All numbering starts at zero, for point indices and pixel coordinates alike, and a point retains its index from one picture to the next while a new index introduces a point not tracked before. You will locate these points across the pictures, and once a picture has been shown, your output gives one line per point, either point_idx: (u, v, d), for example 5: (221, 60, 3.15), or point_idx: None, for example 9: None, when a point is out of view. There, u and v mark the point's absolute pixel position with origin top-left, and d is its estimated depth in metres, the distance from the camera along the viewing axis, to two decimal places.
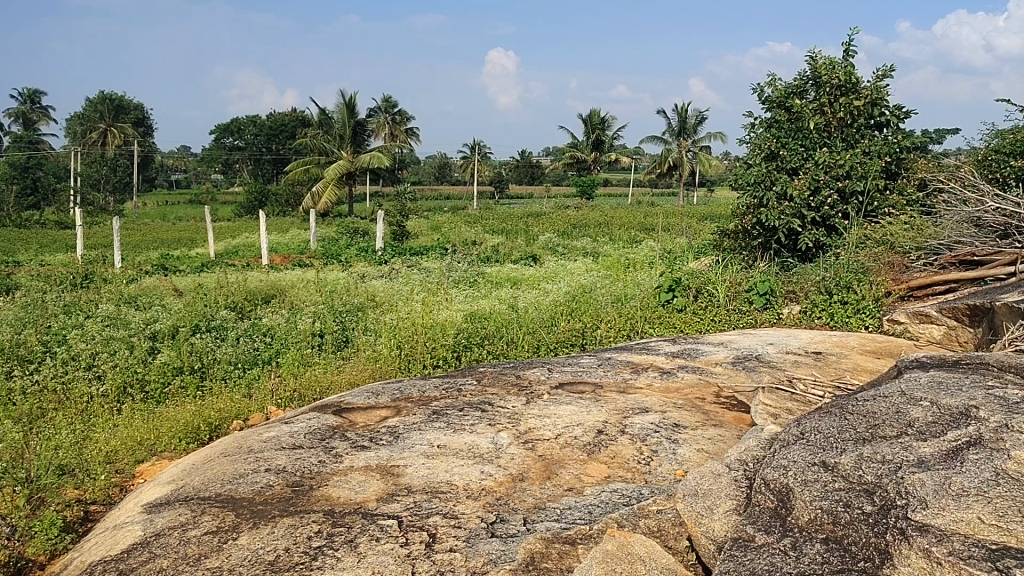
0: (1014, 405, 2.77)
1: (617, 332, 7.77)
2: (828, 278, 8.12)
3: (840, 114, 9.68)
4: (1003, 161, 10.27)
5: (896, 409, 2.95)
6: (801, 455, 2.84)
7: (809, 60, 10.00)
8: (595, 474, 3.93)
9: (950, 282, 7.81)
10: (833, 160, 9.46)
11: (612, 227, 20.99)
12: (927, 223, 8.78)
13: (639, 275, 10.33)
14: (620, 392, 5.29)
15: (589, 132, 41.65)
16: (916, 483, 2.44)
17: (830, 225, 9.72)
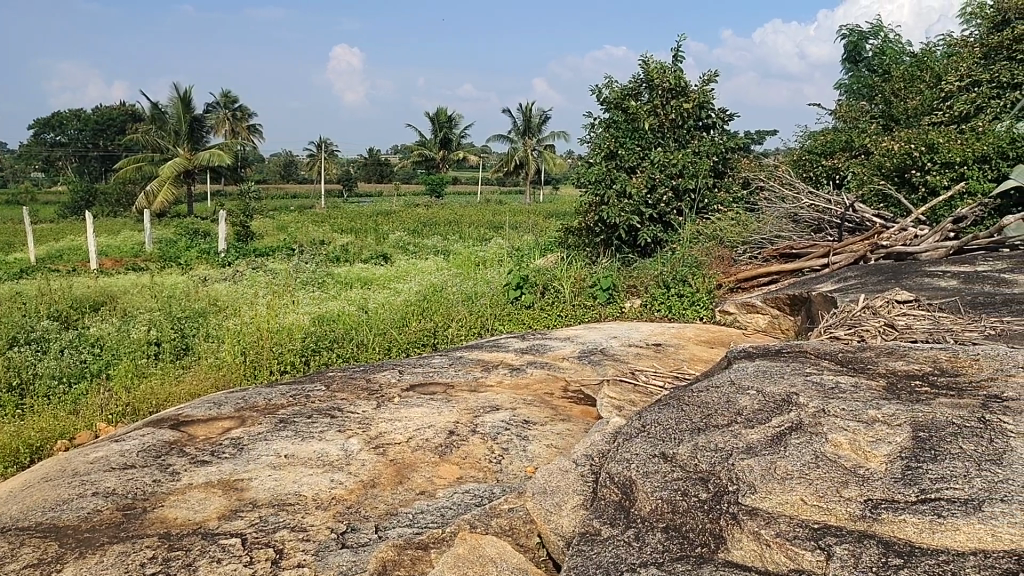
0: (830, 390, 2.91)
1: (468, 331, 7.74)
2: (665, 272, 8.49)
3: (672, 116, 10.20)
4: (815, 161, 11.11)
5: (727, 399, 3.06)
6: (642, 447, 2.89)
7: (643, 64, 10.39)
8: (447, 475, 3.88)
9: (773, 275, 8.31)
10: (668, 159, 9.93)
11: (460, 225, 20.99)
12: (751, 219, 9.40)
13: (489, 272, 10.37)
14: (471, 391, 5.27)
15: (436, 131, 41.45)
16: (745, 469, 2.52)
17: (667, 222, 10.16)
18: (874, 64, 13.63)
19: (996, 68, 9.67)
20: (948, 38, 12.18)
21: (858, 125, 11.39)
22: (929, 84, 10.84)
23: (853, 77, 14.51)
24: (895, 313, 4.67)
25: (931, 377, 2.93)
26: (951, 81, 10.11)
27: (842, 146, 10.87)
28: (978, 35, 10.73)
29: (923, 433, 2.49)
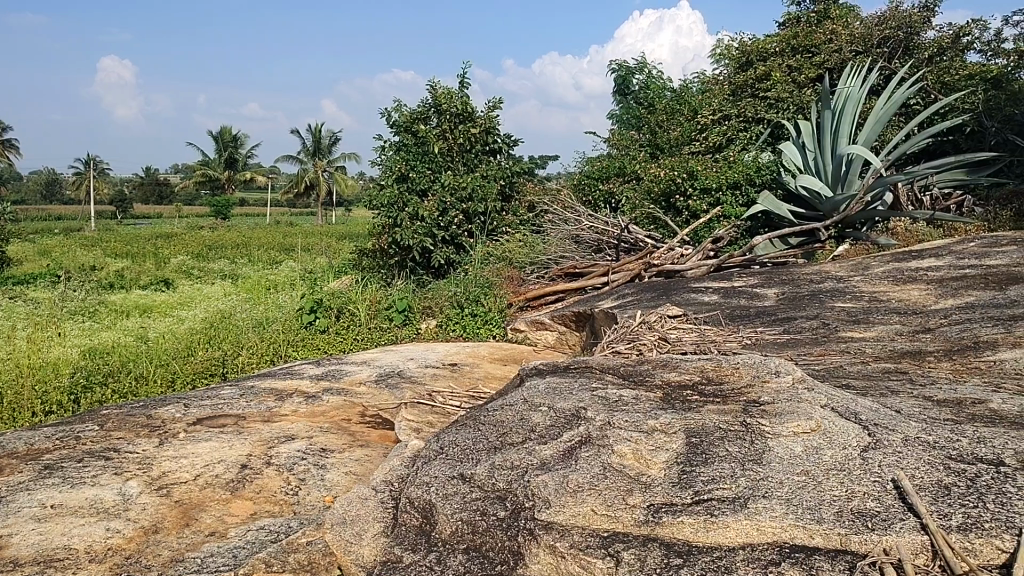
0: (614, 403, 3.01)
1: (259, 359, 7.38)
2: (459, 293, 8.62)
3: (460, 140, 10.47)
4: (593, 186, 11.72)
5: (520, 416, 3.10)
6: (441, 469, 2.88)
7: (430, 89, 10.54)
8: (239, 512, 3.68)
9: (559, 293, 8.69)
10: (458, 183, 10.12)
11: (249, 247, 20.12)
12: (537, 240, 9.78)
13: (281, 297, 10.01)
14: (264, 422, 5.03)
15: (220, 150, 39.51)
16: (540, 485, 2.55)
17: (459, 244, 10.32)
18: (639, 96, 14.66)
19: (742, 104, 10.76)
20: (702, 75, 13.36)
21: (629, 152, 12.16)
22: (688, 117, 11.83)
23: (623, 107, 15.57)
24: (668, 327, 5.04)
25: (700, 387, 3.15)
26: (706, 115, 11.08)
27: (616, 172, 11.58)
28: (726, 74, 11.87)
29: (696, 439, 2.63)
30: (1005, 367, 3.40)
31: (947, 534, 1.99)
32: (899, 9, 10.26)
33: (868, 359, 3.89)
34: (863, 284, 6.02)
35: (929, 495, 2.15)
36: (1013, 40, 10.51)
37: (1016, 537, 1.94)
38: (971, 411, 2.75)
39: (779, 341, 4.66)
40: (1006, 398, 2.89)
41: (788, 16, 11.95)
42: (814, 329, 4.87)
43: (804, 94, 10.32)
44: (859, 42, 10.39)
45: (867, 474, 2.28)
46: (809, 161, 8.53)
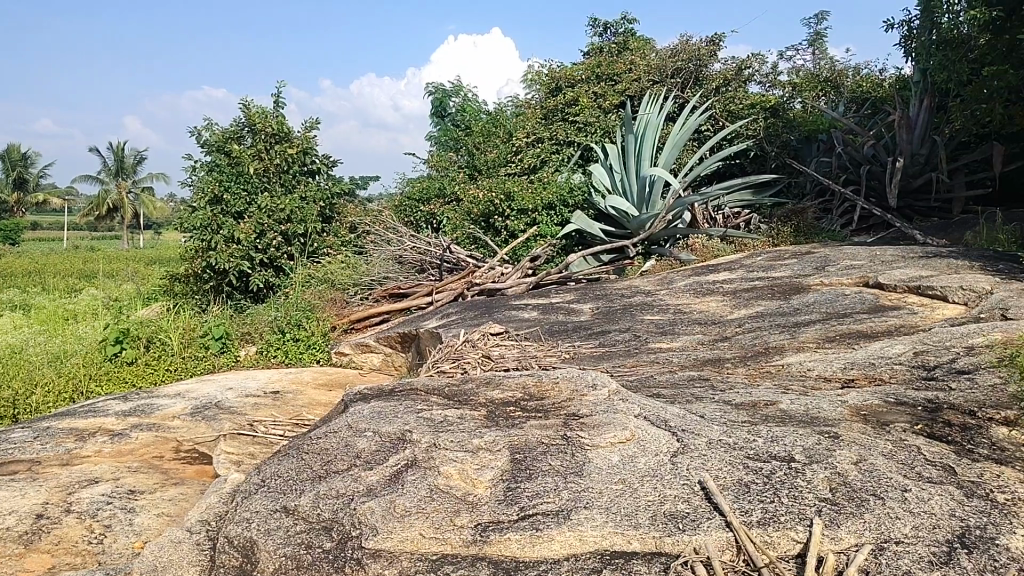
0: (440, 424, 2.96)
1: (58, 397, 6.76)
2: (280, 317, 8.32)
3: (277, 161, 10.17)
4: (415, 207, 11.76)
5: (345, 443, 2.99)
6: (263, 503, 2.72)
7: (243, 108, 10.21)
8: (35, 568, 3.35)
9: (384, 314, 8.63)
10: (275, 205, 9.85)
11: (43, 275, 18.50)
12: (360, 261, 9.68)
13: (81, 328, 9.26)
14: (62, 466, 4.61)
15: (5, 169, 36.08)
16: (367, 511, 2.48)
17: (278, 266, 10.01)
18: (456, 119, 14.90)
19: (554, 127, 11.18)
20: (516, 100, 13.77)
21: (448, 173, 12.28)
22: (504, 139, 12.17)
23: (441, 129, 15.77)
24: (490, 345, 5.13)
25: (523, 403, 3.20)
26: (521, 138, 11.41)
27: (437, 193, 11.68)
28: (538, 99, 12.30)
29: (520, 455, 2.64)
30: (792, 369, 3.74)
31: (749, 529, 2.15)
32: (689, 42, 11.04)
33: (675, 368, 4.15)
34: (669, 297, 6.41)
35: (732, 494, 2.32)
36: (788, 73, 11.65)
37: (808, 528, 2.13)
38: (765, 412, 2.99)
39: (595, 355, 4.86)
40: (792, 398, 3.19)
41: (593, 45, 12.58)
42: (627, 341, 5.12)
43: (609, 119, 10.92)
44: (656, 71, 11.13)
45: (677, 478, 2.41)
46: (616, 182, 8.95)
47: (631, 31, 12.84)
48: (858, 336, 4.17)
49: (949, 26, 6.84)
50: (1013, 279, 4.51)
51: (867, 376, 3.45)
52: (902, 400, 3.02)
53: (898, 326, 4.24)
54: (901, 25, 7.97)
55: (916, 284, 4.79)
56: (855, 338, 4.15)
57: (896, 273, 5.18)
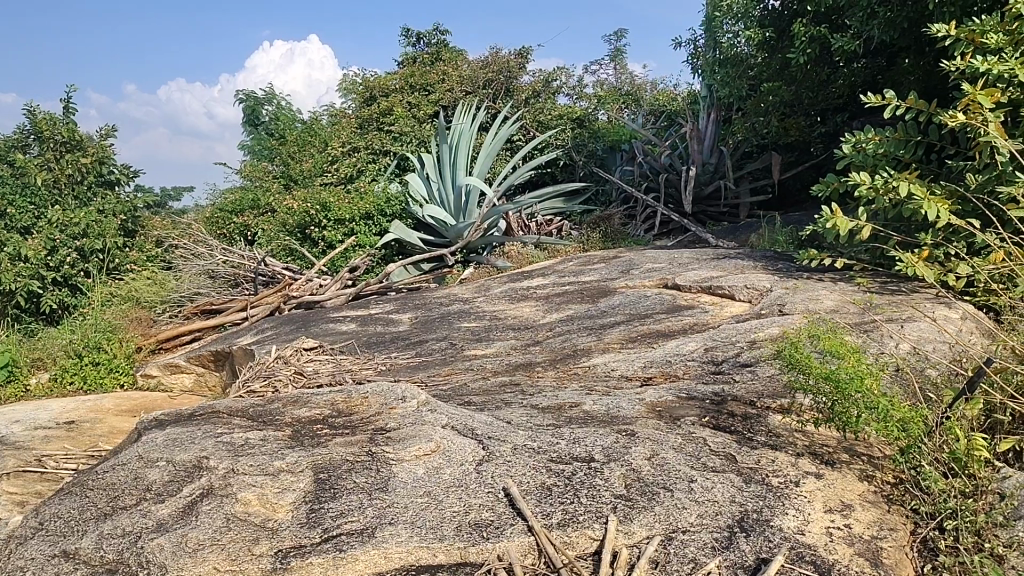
0: (239, 448, 2.78)
1: None
2: (76, 340, 7.61)
3: (68, 171, 9.49)
4: (227, 218, 11.24)
5: (135, 475, 2.72)
6: (39, 549, 2.42)
7: (27, 113, 9.41)
8: None
9: (195, 332, 8.14)
10: (68, 219, 9.09)
11: None
12: (167, 276, 9.10)
13: None
14: None
15: None
16: (155, 548, 2.25)
17: (73, 285, 9.22)
18: (269, 128, 14.44)
19: (369, 136, 11.04)
20: (331, 109, 13.51)
21: (262, 184, 11.84)
22: (320, 149, 11.92)
23: (253, 138, 15.21)
24: (303, 360, 4.96)
25: (330, 420, 3.10)
26: (336, 147, 11.20)
27: (250, 205, 11.25)
28: (353, 107, 12.14)
29: (324, 474, 2.52)
30: (597, 370, 3.88)
31: (549, 531, 2.19)
32: (499, 55, 11.29)
33: (488, 374, 4.20)
34: (486, 304, 6.49)
35: (534, 498, 2.35)
36: (593, 87, 12.19)
37: (604, 525, 2.21)
38: (568, 414, 3.09)
39: (411, 365, 4.82)
40: (595, 398, 3.30)
41: (406, 55, 12.58)
42: (443, 349, 5.13)
43: (424, 129, 10.95)
44: (468, 82, 11.29)
45: (482, 487, 2.41)
46: (433, 190, 8.97)
47: (444, 43, 12.97)
48: (657, 335, 4.41)
49: (729, 44, 7.41)
50: (790, 277, 4.92)
51: (664, 373, 3.65)
52: (693, 395, 3.22)
53: (693, 324, 4.51)
54: (688, 43, 8.55)
55: (709, 284, 5.13)
56: (654, 338, 4.37)
57: (691, 274, 5.52)
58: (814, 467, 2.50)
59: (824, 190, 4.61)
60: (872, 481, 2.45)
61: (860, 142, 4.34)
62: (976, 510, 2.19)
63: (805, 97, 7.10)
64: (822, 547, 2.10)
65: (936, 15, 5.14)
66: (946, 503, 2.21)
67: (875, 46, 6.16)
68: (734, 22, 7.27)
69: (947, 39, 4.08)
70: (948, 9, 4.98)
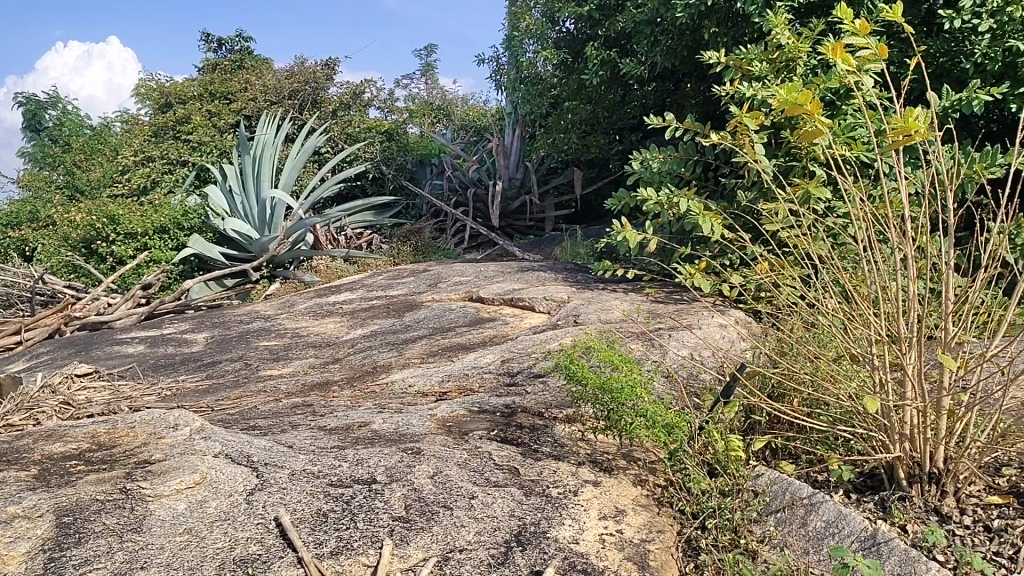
0: None
1: None
2: None
3: None
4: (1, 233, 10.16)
5: None
6: None
7: None
8: None
9: None
10: None
11: None
12: None
13: None
14: None
15: None
16: None
17: None
18: (53, 136, 13.28)
19: (164, 146, 10.37)
20: (123, 115, 12.61)
21: (42, 196, 10.84)
22: (110, 158, 11.10)
23: (34, 146, 13.92)
24: (76, 387, 4.52)
25: (87, 454, 2.80)
26: (127, 156, 10.43)
27: (28, 218, 10.26)
28: (147, 115, 11.39)
29: (68, 518, 2.24)
30: (394, 386, 3.80)
31: (321, 562, 2.05)
32: (304, 65, 10.99)
33: (280, 396, 3.99)
34: (288, 320, 6.23)
35: (307, 526, 2.21)
36: (403, 101, 12.16)
37: (379, 550, 2.11)
38: (356, 435, 2.97)
39: (200, 388, 4.52)
40: (385, 416, 3.22)
41: (205, 61, 11.98)
42: (236, 370, 4.85)
43: (225, 139, 10.43)
44: (272, 92, 10.91)
45: (251, 519, 2.24)
46: (235, 203, 8.51)
47: (247, 50, 12.49)
48: (455, 349, 4.39)
49: (529, 63, 7.61)
50: (586, 289, 5.08)
51: (459, 388, 3.62)
52: (485, 408, 3.21)
53: (492, 337, 4.53)
54: (492, 61, 8.70)
55: (510, 296, 5.20)
56: (454, 351, 4.35)
57: (493, 288, 5.57)
58: (592, 475, 2.55)
59: (615, 205, 4.78)
60: (645, 485, 2.55)
61: (646, 159, 4.55)
62: (733, 509, 2.32)
63: (601, 116, 7.41)
64: (594, 555, 2.13)
65: (710, 44, 5.53)
66: (708, 503, 2.32)
67: (661, 71, 6.51)
68: (533, 42, 7.48)
69: (718, 66, 4.35)
70: (721, 39, 5.37)
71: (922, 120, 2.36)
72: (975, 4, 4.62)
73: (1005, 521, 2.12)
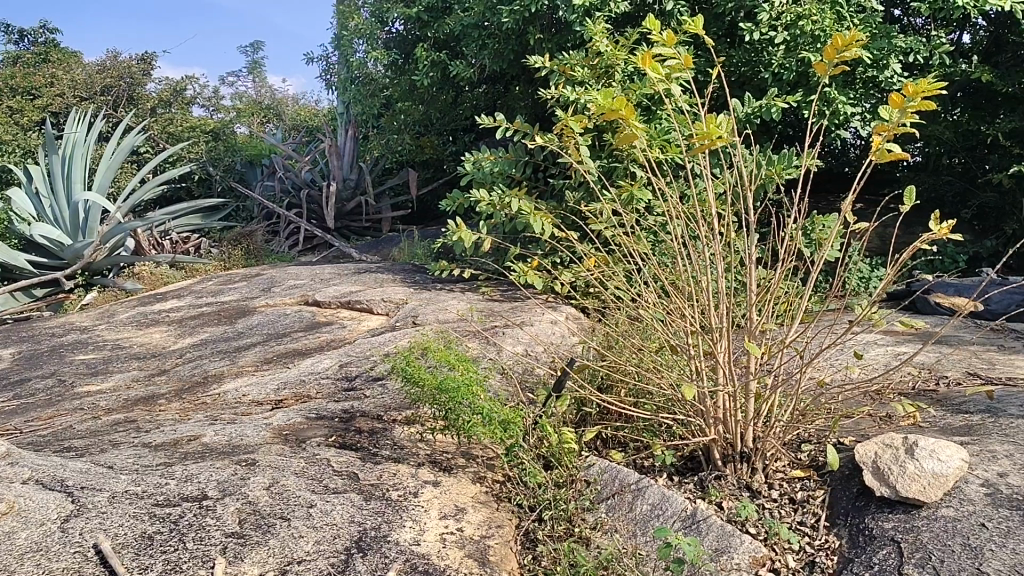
0: None
1: None
2: None
3: None
4: None
5: None
6: None
7: None
8: None
9: None
10: None
11: None
12: None
13: None
14: None
15: None
16: None
17: None
18: None
19: None
20: None
21: None
22: None
23: None
24: None
25: None
26: None
27: None
28: None
29: None
30: (226, 397, 3.65)
31: None
32: (118, 59, 10.32)
33: (100, 413, 3.73)
34: (107, 332, 5.84)
35: (131, 551, 2.08)
36: (230, 100, 11.68)
37: (211, 569, 2.03)
38: (184, 450, 2.84)
39: (7, 409, 4.15)
40: (216, 429, 3.09)
41: (3, 53, 10.99)
42: (49, 388, 4.49)
43: (29, 137, 9.59)
44: (82, 87, 10.17)
45: (66, 547, 2.08)
46: (43, 207, 7.85)
47: (53, 42, 11.58)
48: (291, 355, 4.28)
49: (360, 63, 7.52)
50: (424, 289, 5.11)
51: (296, 395, 3.52)
52: (322, 415, 3.15)
53: (330, 341, 4.46)
54: (321, 60, 8.52)
55: (347, 299, 5.12)
56: (290, 358, 4.23)
57: (330, 291, 5.48)
58: (431, 475, 2.57)
59: (450, 205, 4.82)
60: (484, 482, 2.61)
61: (479, 160, 4.62)
62: (567, 499, 2.46)
63: (434, 117, 7.45)
64: (435, 554, 2.14)
65: (536, 49, 5.69)
66: (545, 495, 2.44)
67: (490, 74, 6.62)
68: (363, 42, 7.39)
69: (543, 70, 4.47)
70: (545, 45, 5.54)
71: (725, 125, 2.53)
72: (772, 18, 5.00)
73: (807, 492, 2.33)
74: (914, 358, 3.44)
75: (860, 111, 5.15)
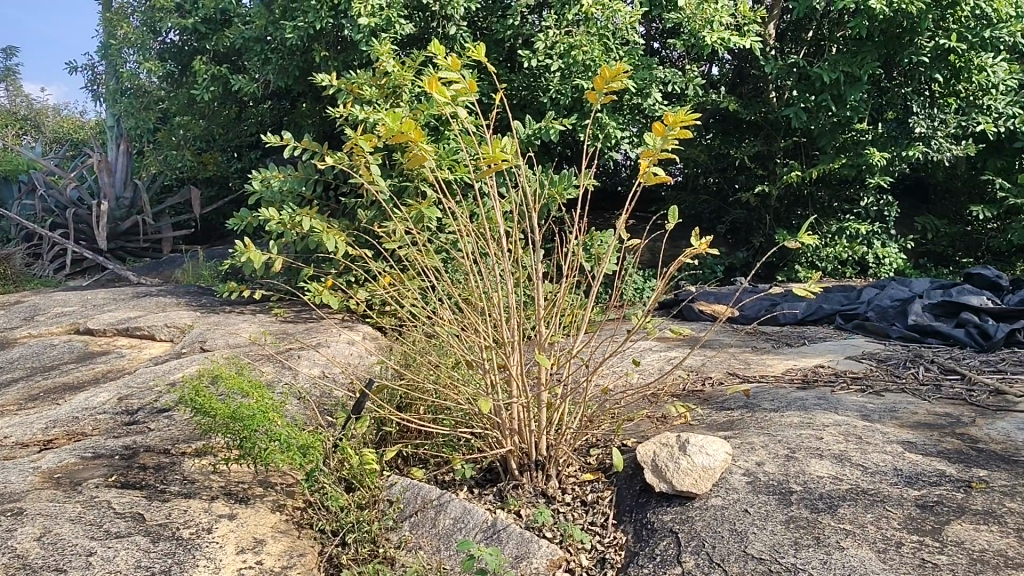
0: None
1: None
2: None
3: None
4: None
5: None
6: None
7: None
8: None
9: None
10: None
11: None
12: None
13: None
14: None
15: None
16: None
17: None
18: None
19: None
20: None
21: None
22: None
23: None
24: None
25: None
26: None
27: None
28: None
29: None
30: None
31: None
32: None
33: None
34: None
35: None
36: None
37: None
38: None
39: None
40: None
41: None
42: None
43: None
44: None
45: None
46: None
47: None
48: (61, 389, 3.91)
49: (131, 73, 7.03)
50: (211, 312, 4.87)
51: (68, 433, 3.22)
52: (100, 454, 2.92)
53: (106, 372, 4.13)
54: (86, 67, 7.88)
55: (124, 326, 4.77)
56: (59, 393, 3.86)
57: (104, 317, 5.07)
58: (226, 509, 2.46)
59: (237, 224, 4.62)
60: (284, 510, 2.54)
61: (266, 178, 4.48)
62: (370, 520, 2.45)
63: (216, 132, 7.12)
64: None
65: (323, 67, 5.63)
66: (347, 519, 2.42)
67: (274, 90, 6.43)
68: (134, 52, 6.93)
69: (330, 87, 4.41)
70: (331, 63, 5.49)
71: (510, 148, 2.62)
72: (547, 46, 5.26)
73: (596, 494, 2.49)
74: (683, 361, 3.78)
75: (627, 136, 5.56)
